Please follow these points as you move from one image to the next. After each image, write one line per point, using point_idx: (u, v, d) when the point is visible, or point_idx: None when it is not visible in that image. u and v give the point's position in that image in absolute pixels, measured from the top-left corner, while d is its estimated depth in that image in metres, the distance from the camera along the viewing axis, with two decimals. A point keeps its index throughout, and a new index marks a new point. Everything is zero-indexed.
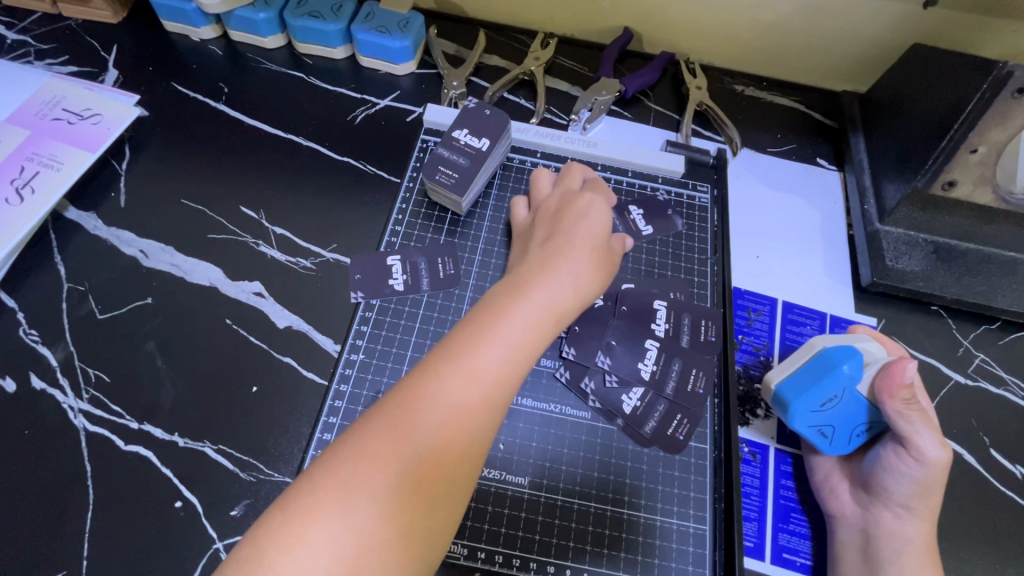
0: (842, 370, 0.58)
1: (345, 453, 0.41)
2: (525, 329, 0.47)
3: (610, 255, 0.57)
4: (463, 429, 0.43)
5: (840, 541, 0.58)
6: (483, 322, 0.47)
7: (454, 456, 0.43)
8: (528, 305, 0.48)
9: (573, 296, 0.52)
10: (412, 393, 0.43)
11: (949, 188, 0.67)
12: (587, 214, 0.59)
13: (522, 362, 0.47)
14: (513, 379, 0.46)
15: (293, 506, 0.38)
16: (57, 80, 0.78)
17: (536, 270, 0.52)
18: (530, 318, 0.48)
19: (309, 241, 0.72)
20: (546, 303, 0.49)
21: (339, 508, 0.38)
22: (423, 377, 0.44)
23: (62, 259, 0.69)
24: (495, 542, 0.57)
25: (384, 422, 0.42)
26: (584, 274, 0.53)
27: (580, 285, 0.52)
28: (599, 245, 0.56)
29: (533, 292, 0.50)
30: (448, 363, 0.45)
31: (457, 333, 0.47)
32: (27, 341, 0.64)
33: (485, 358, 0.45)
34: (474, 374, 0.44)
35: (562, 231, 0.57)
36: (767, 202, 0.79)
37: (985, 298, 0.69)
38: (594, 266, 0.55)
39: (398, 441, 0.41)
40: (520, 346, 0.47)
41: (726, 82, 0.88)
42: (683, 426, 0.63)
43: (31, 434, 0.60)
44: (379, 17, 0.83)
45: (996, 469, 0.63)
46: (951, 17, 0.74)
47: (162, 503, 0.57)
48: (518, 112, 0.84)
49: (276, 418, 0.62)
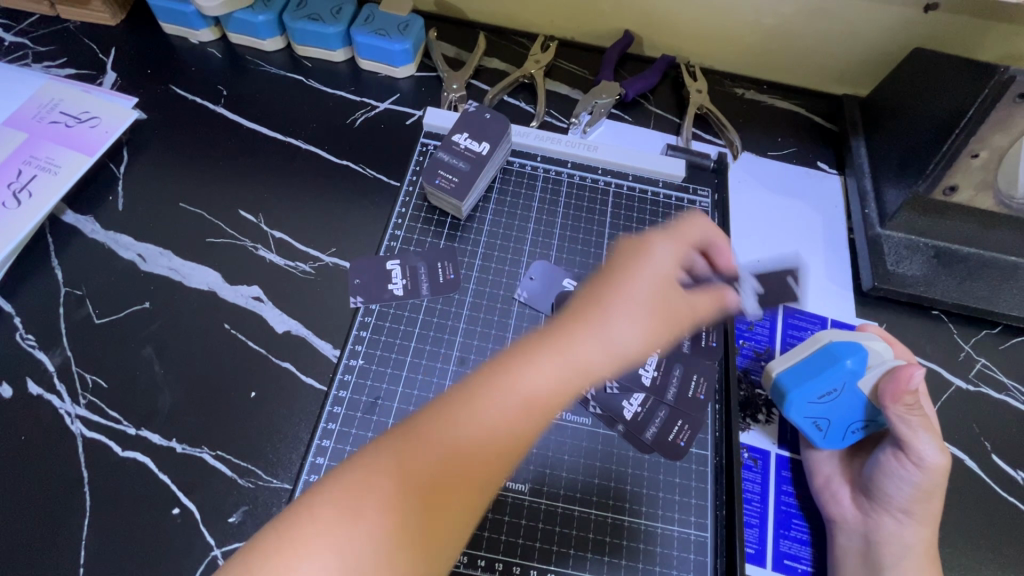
0: (844, 364, 0.58)
1: (337, 488, 0.38)
2: (545, 387, 0.41)
3: (679, 308, 0.47)
4: (462, 489, 0.39)
5: (840, 547, 0.57)
6: (506, 369, 0.42)
7: (449, 514, 0.39)
8: (555, 359, 0.42)
9: (615, 355, 0.43)
10: (417, 440, 0.39)
11: (949, 194, 0.67)
12: (649, 259, 0.47)
13: (538, 421, 0.41)
14: (527, 435, 0.41)
15: (280, 536, 0.36)
16: (55, 83, 0.78)
17: (572, 318, 0.44)
18: (556, 373, 0.42)
19: (308, 245, 0.72)
20: (578, 359, 0.42)
21: (322, 550, 0.36)
22: (431, 425, 0.40)
23: (58, 262, 0.69)
24: (496, 550, 0.57)
25: (383, 470, 0.39)
26: (633, 333, 0.44)
27: (619, 344, 0.43)
28: (660, 297, 0.46)
29: (566, 344, 0.42)
30: (458, 412, 0.40)
31: (476, 377, 0.42)
32: (24, 346, 0.64)
33: (497, 412, 0.40)
34: (482, 425, 0.40)
35: (611, 271, 0.47)
36: (768, 206, 0.79)
37: (986, 303, 0.69)
38: (648, 323, 0.44)
39: (397, 483, 0.38)
40: (537, 403, 0.41)
41: (726, 85, 0.88)
42: (684, 433, 0.62)
43: (27, 439, 0.59)
44: (379, 20, 0.82)
45: (998, 475, 0.63)
46: (951, 20, 0.73)
47: (158, 510, 0.57)
48: (518, 115, 0.84)
49: (275, 423, 0.62)
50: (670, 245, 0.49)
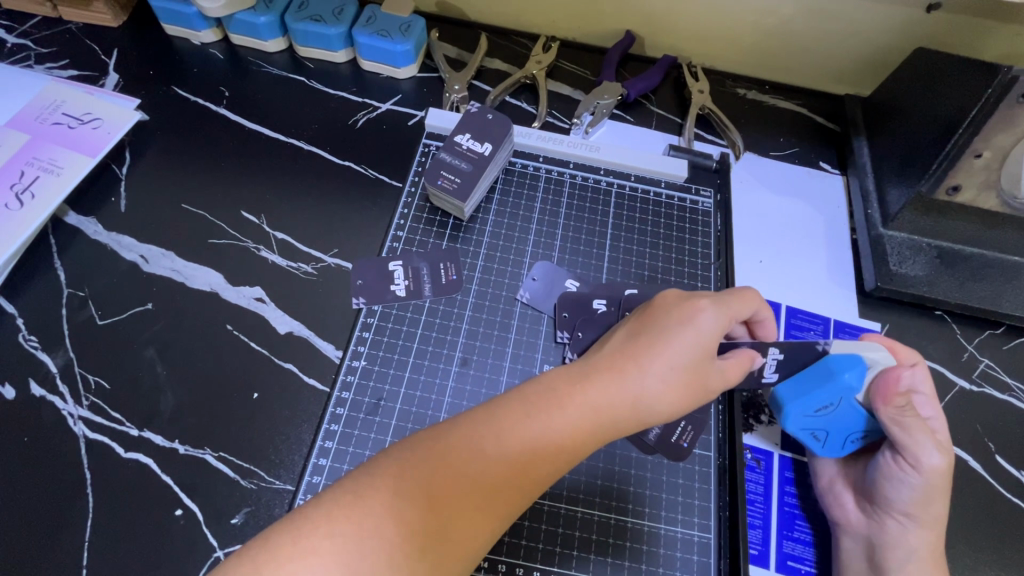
0: (843, 378, 0.57)
1: (361, 494, 0.39)
2: (570, 430, 0.44)
3: (708, 376, 0.48)
4: (479, 510, 0.41)
5: (845, 550, 0.57)
6: (536, 405, 0.44)
7: (465, 532, 0.40)
8: (583, 402, 0.45)
9: (638, 409, 0.46)
10: (447, 457, 0.41)
11: (953, 194, 0.67)
12: (690, 323, 0.48)
13: (555, 461, 0.44)
14: (544, 474, 0.44)
15: (300, 524, 0.38)
16: (57, 84, 0.78)
17: (606, 367, 0.47)
18: (580, 417, 0.44)
19: (310, 246, 0.72)
20: (603, 407, 0.45)
21: (340, 543, 0.37)
22: (460, 446, 0.42)
23: (61, 263, 0.69)
24: (499, 551, 0.57)
25: (410, 479, 0.40)
26: (662, 393, 0.46)
27: (646, 399, 0.46)
28: (695, 365, 0.47)
29: (594, 389, 0.45)
30: (486, 437, 0.43)
31: (506, 407, 0.44)
32: (27, 348, 0.64)
33: (521, 442, 0.43)
34: (503, 455, 0.42)
35: (651, 329, 0.49)
36: (770, 206, 0.79)
37: (989, 303, 0.69)
38: (677, 386, 0.46)
39: (416, 497, 0.40)
40: (557, 444, 0.44)
41: (728, 85, 0.88)
42: (687, 434, 0.62)
43: (30, 441, 0.59)
44: (381, 21, 0.82)
45: (1001, 475, 0.63)
46: (954, 20, 0.73)
47: (161, 511, 0.57)
48: (520, 116, 0.84)
49: (278, 424, 0.62)
50: (717, 314, 0.49)
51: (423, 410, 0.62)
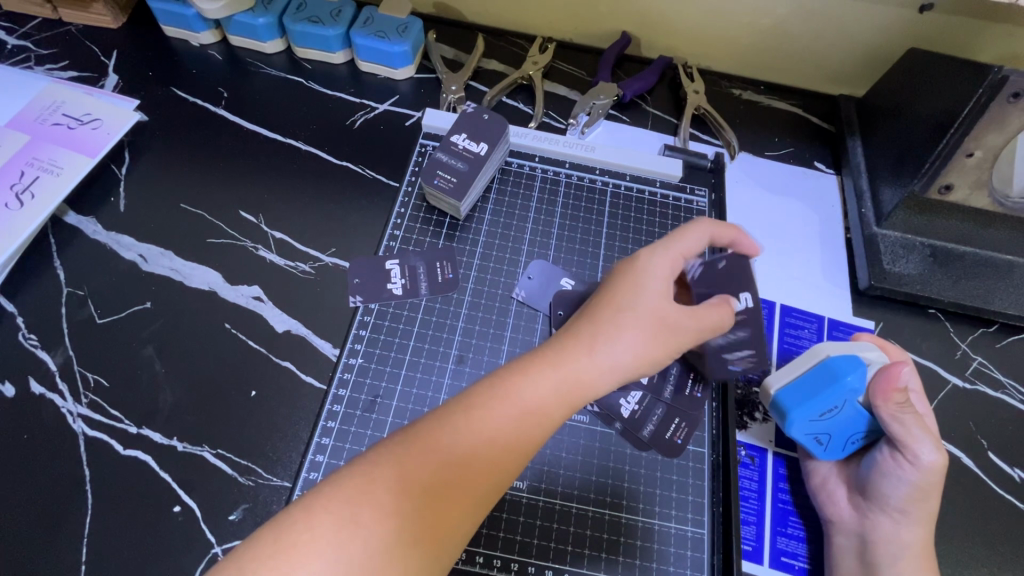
0: (846, 381, 0.57)
1: (343, 490, 0.40)
2: (542, 401, 0.45)
3: (675, 319, 0.49)
4: (464, 488, 0.42)
5: (837, 547, 0.57)
6: (508, 381, 0.46)
7: (453, 511, 0.41)
8: (553, 375, 0.46)
9: (606, 372, 0.47)
10: (426, 441, 0.42)
11: (945, 192, 0.67)
12: (638, 279, 0.50)
13: (532, 432, 0.45)
14: (526, 446, 0.45)
15: (288, 522, 0.39)
16: (56, 85, 0.79)
17: (567, 340, 0.48)
18: (552, 388, 0.46)
19: (308, 246, 0.72)
20: (571, 374, 0.46)
21: (333, 536, 0.38)
22: (437, 428, 0.43)
23: (60, 263, 0.70)
24: (493, 547, 0.57)
25: (391, 465, 0.41)
26: (626, 352, 0.48)
27: (611, 363, 0.47)
28: (655, 317, 0.49)
29: (562, 361, 0.47)
30: (461, 417, 0.44)
31: (479, 388, 0.46)
32: (27, 347, 0.64)
33: (498, 419, 0.44)
34: (479, 433, 0.43)
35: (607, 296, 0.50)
36: (765, 206, 0.79)
37: (983, 302, 0.69)
38: (641, 343, 0.48)
39: (399, 486, 0.40)
40: (529, 414, 0.45)
41: (723, 86, 0.89)
42: (681, 430, 0.63)
43: (30, 438, 0.60)
44: (379, 22, 0.83)
45: (994, 472, 0.64)
46: (946, 21, 0.74)
47: (160, 507, 0.57)
48: (516, 116, 0.84)
49: (276, 421, 0.62)
50: (660, 263, 0.51)
51: (420, 406, 0.63)
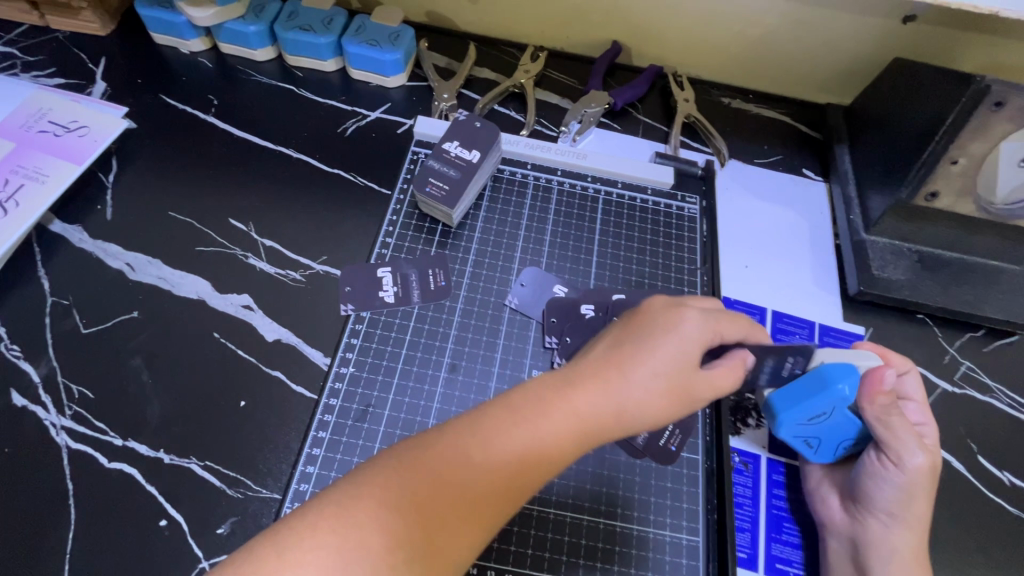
0: (837, 388, 0.56)
1: (349, 511, 0.39)
2: (555, 441, 0.44)
3: (694, 387, 0.49)
4: (468, 520, 0.41)
5: (830, 550, 0.58)
6: (523, 414, 0.45)
7: (454, 544, 0.41)
8: (567, 413, 0.45)
9: (621, 417, 0.47)
10: (437, 471, 0.41)
11: (931, 200, 0.68)
12: (675, 330, 0.49)
13: (541, 468, 0.44)
14: (532, 483, 0.44)
15: (288, 538, 0.38)
16: (43, 92, 0.78)
17: (587, 375, 0.47)
18: (565, 427, 0.45)
19: (298, 253, 0.72)
20: (587, 416, 0.46)
21: (333, 559, 0.37)
22: (449, 457, 0.42)
23: (45, 272, 0.68)
24: (489, 558, 0.57)
25: (399, 491, 0.40)
26: (645, 399, 0.47)
27: (628, 406, 0.47)
28: (680, 373, 0.48)
29: (578, 398, 0.46)
30: (473, 449, 0.43)
31: (493, 415, 0.45)
32: (9, 357, 0.63)
33: (507, 453, 0.43)
34: (488, 468, 0.43)
35: (639, 335, 0.50)
36: (756, 212, 0.80)
37: (970, 307, 0.70)
38: (661, 395, 0.47)
39: (406, 514, 0.40)
40: (542, 450, 0.44)
41: (713, 95, 0.89)
42: (675, 437, 0.62)
43: (11, 452, 0.58)
44: (371, 30, 0.83)
45: (984, 476, 0.64)
46: (929, 32, 0.75)
47: (146, 521, 0.56)
48: (508, 124, 0.85)
49: (265, 432, 0.61)
50: (697, 324, 0.50)
51: (412, 416, 0.62)
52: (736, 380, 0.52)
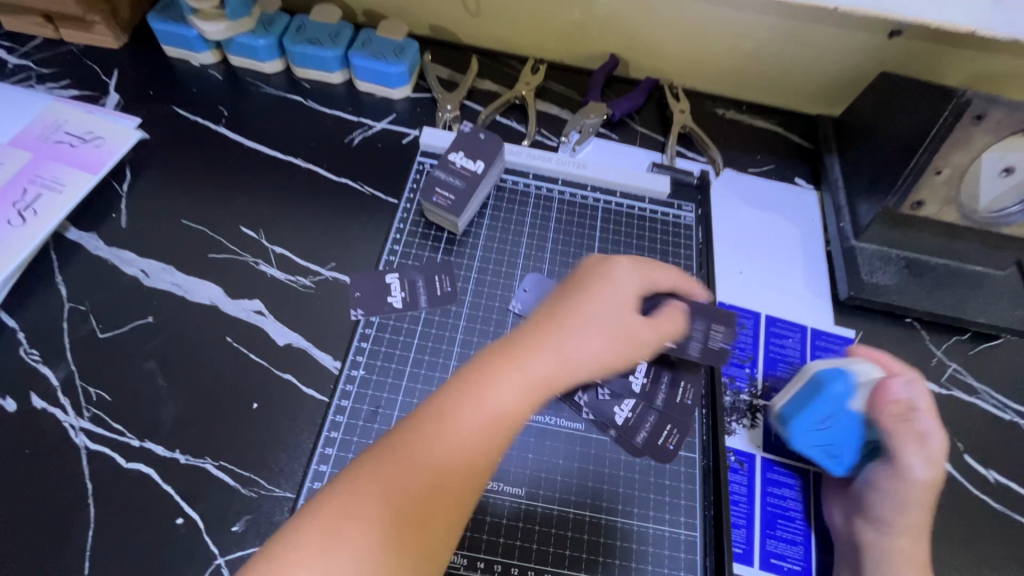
0: (831, 389, 0.62)
1: (331, 506, 0.42)
2: (509, 398, 0.48)
3: (636, 330, 0.55)
4: (445, 489, 0.44)
5: (840, 553, 0.61)
6: (474, 379, 0.48)
7: (437, 515, 0.43)
8: (516, 374, 0.49)
9: (570, 370, 0.51)
10: (405, 449, 0.45)
11: (917, 208, 0.70)
12: (609, 281, 0.56)
13: (503, 426, 0.47)
14: (498, 440, 0.47)
15: (283, 544, 0.41)
16: (58, 104, 0.80)
17: (527, 337, 0.51)
18: (517, 385, 0.48)
19: (308, 260, 0.74)
20: (535, 373, 0.49)
21: (325, 552, 0.40)
22: (415, 435, 0.45)
23: (62, 278, 0.71)
24: (494, 552, 0.59)
25: (373, 474, 0.43)
26: (585, 348, 0.51)
27: (571, 357, 0.51)
28: (619, 319, 0.54)
29: (525, 358, 0.50)
30: (432, 421, 0.46)
31: (450, 388, 0.48)
32: (28, 361, 0.65)
33: (468, 418, 0.46)
34: (452, 435, 0.46)
35: (573, 295, 0.55)
36: (749, 220, 0.83)
37: (955, 311, 0.73)
38: (602, 342, 0.52)
39: (384, 497, 0.42)
40: (498, 409, 0.47)
41: (708, 106, 0.92)
42: (673, 437, 0.65)
43: (32, 453, 0.60)
44: (376, 44, 0.86)
45: (970, 473, 0.67)
46: (914, 47, 0.79)
47: (164, 519, 0.58)
48: (509, 135, 0.87)
49: (278, 433, 0.63)
50: (628, 274, 0.57)
51: None
52: (676, 325, 0.59)
